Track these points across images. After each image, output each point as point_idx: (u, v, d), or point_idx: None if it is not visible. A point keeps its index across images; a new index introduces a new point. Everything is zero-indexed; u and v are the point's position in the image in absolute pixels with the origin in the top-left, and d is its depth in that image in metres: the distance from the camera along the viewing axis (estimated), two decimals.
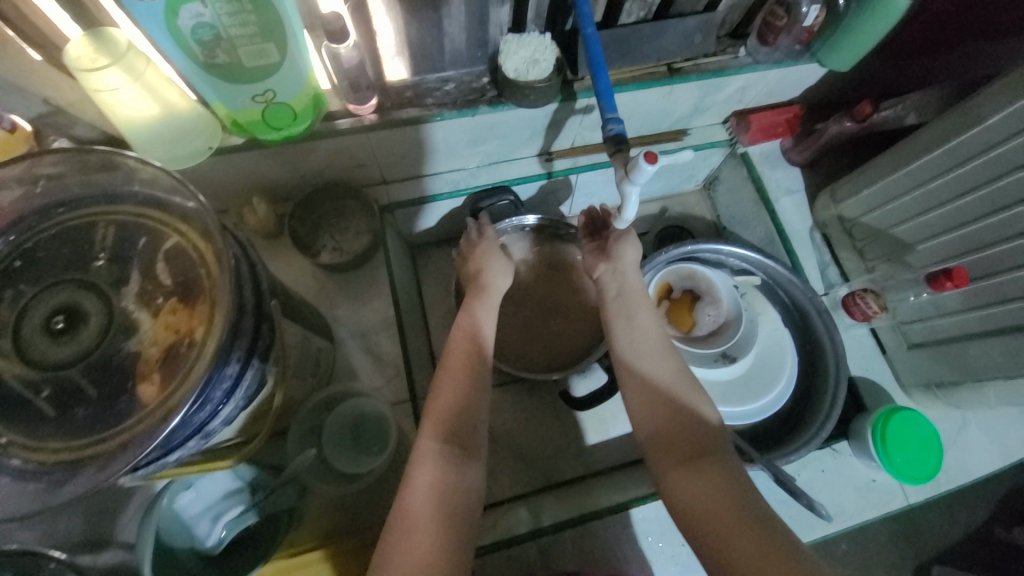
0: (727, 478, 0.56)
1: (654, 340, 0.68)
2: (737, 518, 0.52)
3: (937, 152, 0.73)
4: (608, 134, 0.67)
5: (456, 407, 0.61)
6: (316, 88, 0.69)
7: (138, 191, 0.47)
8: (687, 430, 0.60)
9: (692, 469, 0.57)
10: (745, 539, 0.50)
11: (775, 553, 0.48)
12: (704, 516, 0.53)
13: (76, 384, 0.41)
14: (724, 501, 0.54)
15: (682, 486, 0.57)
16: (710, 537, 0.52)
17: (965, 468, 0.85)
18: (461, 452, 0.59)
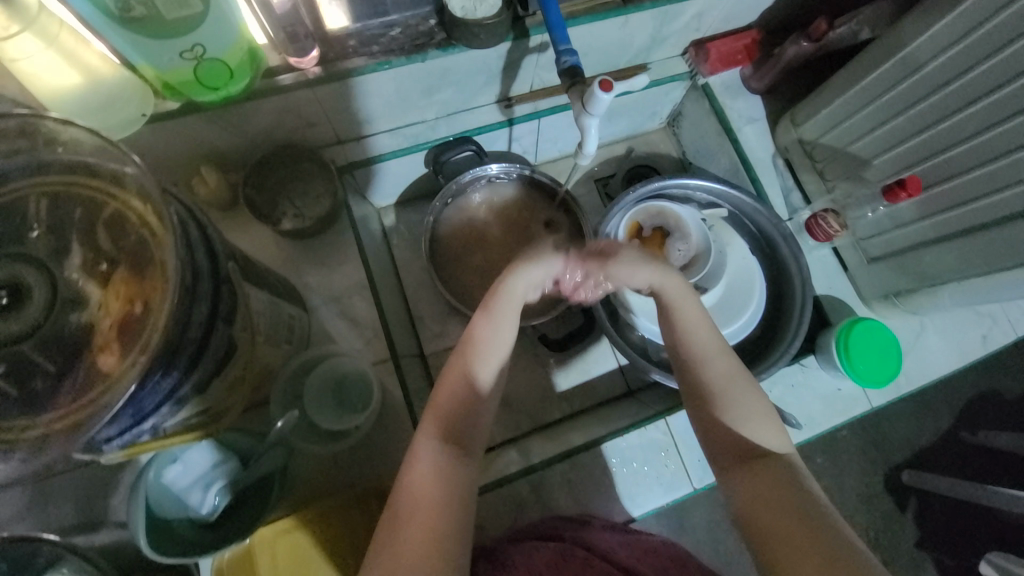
0: (793, 491, 0.53)
1: (708, 345, 0.63)
2: (803, 529, 0.50)
3: (889, 63, 0.74)
4: (563, 67, 0.66)
5: (452, 410, 0.59)
6: (250, 40, 0.65)
7: (64, 157, 0.44)
8: (740, 437, 0.58)
9: (759, 481, 0.55)
10: (805, 551, 0.49)
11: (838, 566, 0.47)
12: (768, 529, 0.51)
13: (30, 359, 0.40)
14: (791, 512, 0.51)
15: (744, 495, 0.55)
16: (773, 552, 0.50)
17: (924, 370, 0.91)
18: (459, 450, 0.58)
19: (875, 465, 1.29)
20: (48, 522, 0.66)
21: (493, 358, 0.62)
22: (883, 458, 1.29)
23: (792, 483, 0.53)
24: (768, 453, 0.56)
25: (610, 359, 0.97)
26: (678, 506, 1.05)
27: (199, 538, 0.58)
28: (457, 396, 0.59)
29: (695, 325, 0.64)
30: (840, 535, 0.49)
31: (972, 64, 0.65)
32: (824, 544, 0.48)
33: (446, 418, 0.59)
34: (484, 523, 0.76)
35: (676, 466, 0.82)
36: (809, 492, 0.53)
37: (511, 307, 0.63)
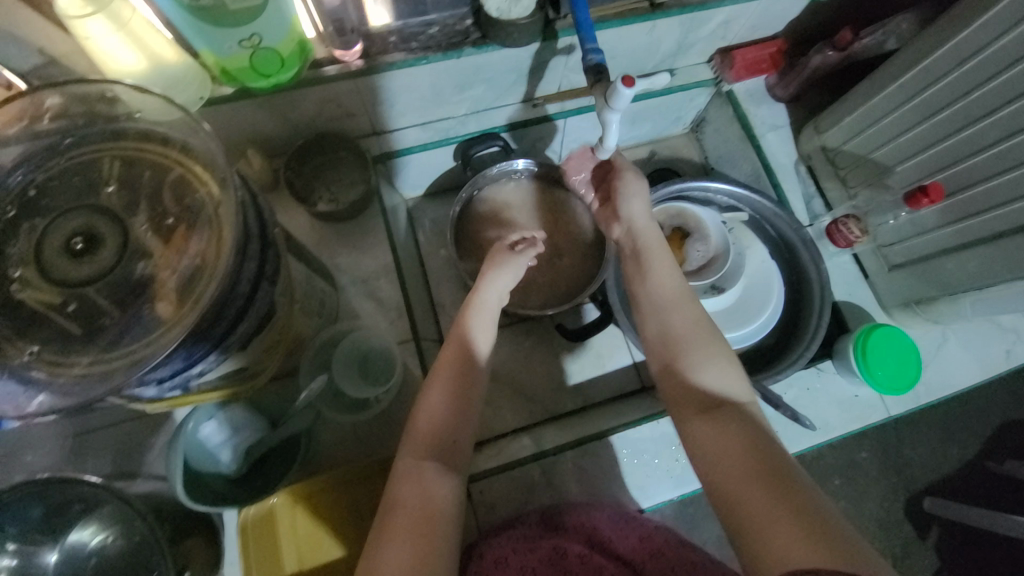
0: (744, 428, 0.55)
1: (673, 295, 0.67)
2: (758, 471, 0.51)
3: (912, 71, 0.76)
4: (589, 64, 0.70)
5: (435, 426, 0.60)
6: (301, 33, 0.70)
7: (140, 124, 0.50)
8: (702, 386, 0.60)
9: (711, 420, 0.57)
10: (757, 490, 0.50)
11: (790, 506, 0.48)
12: (722, 465, 0.53)
13: (100, 299, 0.44)
14: (747, 457, 0.53)
15: (701, 435, 0.57)
16: (723, 485, 0.52)
17: (944, 382, 0.90)
18: (444, 467, 0.58)
19: (895, 488, 1.26)
20: (90, 470, 0.70)
21: (484, 331, 0.67)
22: (903, 482, 1.26)
23: (742, 424, 0.56)
24: (722, 397, 0.59)
25: (625, 355, 0.99)
26: (687, 510, 1.05)
27: (232, 493, 0.64)
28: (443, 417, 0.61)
29: (662, 278, 0.69)
30: (786, 467, 0.52)
31: (997, 72, 0.66)
32: (769, 474, 0.51)
33: (431, 440, 0.59)
34: (493, 503, 0.78)
35: (687, 461, 0.82)
36: (759, 430, 0.55)
37: (488, 312, 0.69)
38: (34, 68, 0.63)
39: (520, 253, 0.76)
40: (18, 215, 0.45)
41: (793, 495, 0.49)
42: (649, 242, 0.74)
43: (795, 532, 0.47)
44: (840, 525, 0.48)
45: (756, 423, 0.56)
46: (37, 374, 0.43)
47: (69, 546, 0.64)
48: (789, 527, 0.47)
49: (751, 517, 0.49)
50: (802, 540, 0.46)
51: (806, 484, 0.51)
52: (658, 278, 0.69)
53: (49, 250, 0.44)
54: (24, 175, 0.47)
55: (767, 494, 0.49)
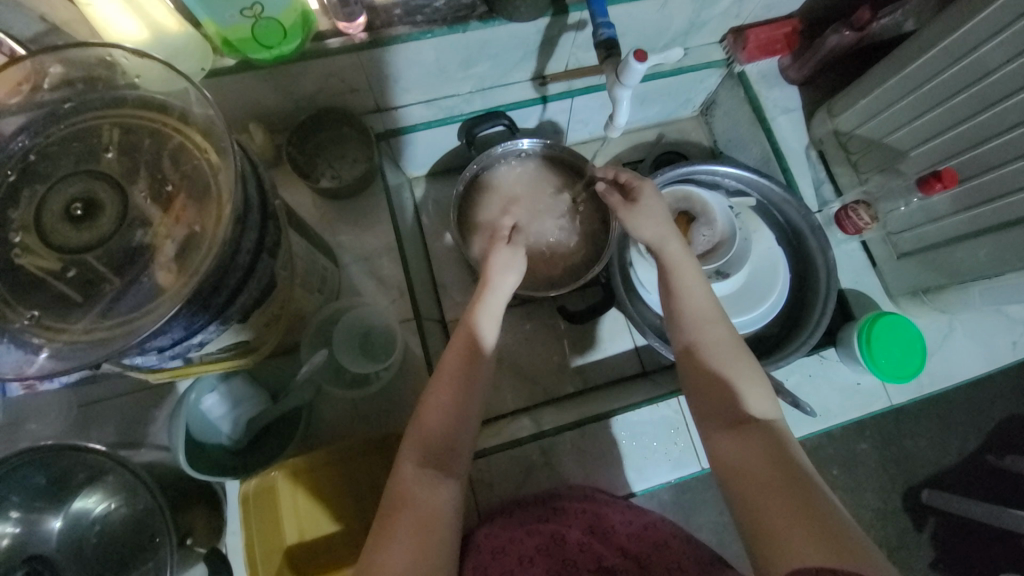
0: (774, 448, 0.54)
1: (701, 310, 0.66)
2: (787, 490, 0.50)
3: (932, 52, 0.73)
4: (600, 39, 0.68)
5: (436, 433, 0.59)
6: (304, 3, 0.69)
7: (140, 92, 0.50)
8: (729, 402, 0.58)
9: (740, 436, 0.56)
10: (786, 509, 0.49)
11: (820, 528, 0.47)
12: (750, 482, 0.52)
13: (99, 265, 0.44)
14: (776, 476, 0.51)
15: (728, 450, 0.55)
16: (751, 501, 0.51)
17: (948, 372, 0.89)
18: (443, 472, 0.58)
19: (894, 480, 1.26)
20: (95, 440, 0.71)
21: (491, 317, 0.67)
22: (903, 473, 1.27)
23: (771, 439, 0.55)
24: (752, 413, 0.58)
25: (627, 340, 0.98)
26: (685, 495, 1.06)
27: (228, 462, 0.65)
28: (442, 424, 0.60)
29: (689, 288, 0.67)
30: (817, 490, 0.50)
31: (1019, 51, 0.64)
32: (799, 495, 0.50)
33: (432, 446, 0.59)
34: (492, 481, 0.79)
35: (685, 444, 0.83)
36: (789, 450, 0.54)
37: (500, 298, 0.70)
38: (37, 36, 0.63)
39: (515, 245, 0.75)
40: (17, 181, 0.45)
41: (825, 519, 0.48)
42: (674, 255, 0.70)
43: (825, 557, 0.45)
44: (870, 552, 0.46)
45: (786, 443, 0.55)
46: (37, 339, 0.43)
47: (73, 514, 0.66)
48: (820, 552, 0.45)
49: (781, 537, 0.48)
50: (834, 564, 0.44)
51: (835, 506, 0.49)
52: (685, 293, 0.67)
53: (48, 216, 0.44)
54: (24, 140, 0.47)
55: (797, 516, 0.48)
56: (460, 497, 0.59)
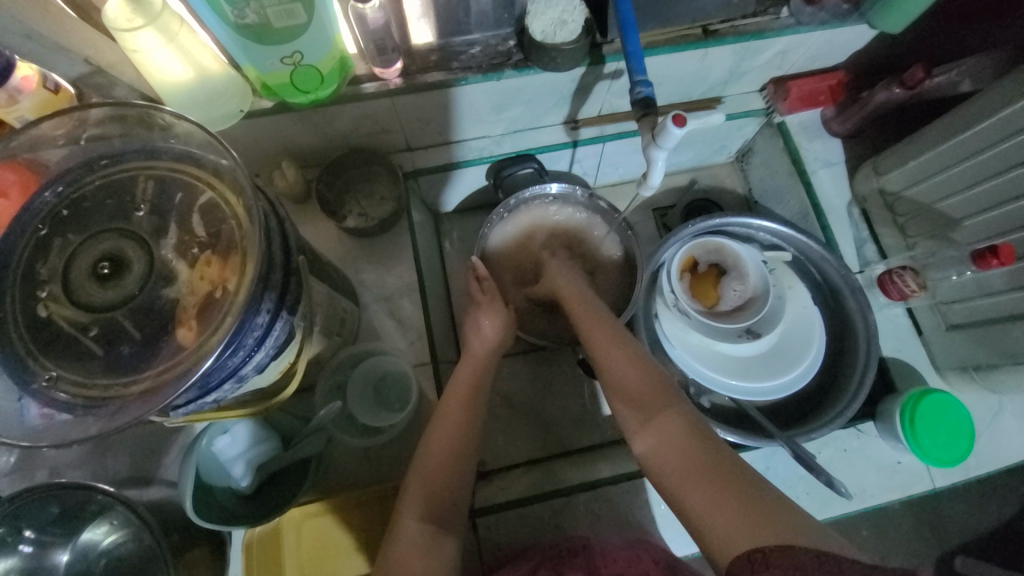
0: (687, 429, 0.56)
1: (603, 325, 0.72)
2: (702, 474, 0.52)
3: (990, 120, 0.69)
4: (636, 97, 0.66)
5: (432, 486, 0.62)
6: (342, 50, 0.69)
7: (175, 146, 0.50)
8: (639, 394, 0.61)
9: (656, 426, 0.58)
10: (708, 496, 0.50)
11: (748, 503, 0.48)
12: (674, 467, 0.54)
13: (122, 325, 0.44)
14: (691, 463, 0.53)
15: (650, 446, 0.57)
16: (676, 486, 0.53)
17: (999, 455, 0.82)
18: (439, 529, 0.60)
19: (929, 547, 1.18)
20: (108, 471, 0.72)
21: (496, 320, 0.78)
22: (937, 543, 1.19)
23: (685, 418, 0.58)
24: (659, 401, 0.60)
25: None
26: None
27: (240, 510, 0.62)
28: (434, 483, 0.63)
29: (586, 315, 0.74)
30: (731, 459, 0.53)
31: None
32: (719, 468, 0.52)
33: (429, 499, 0.61)
34: (499, 541, 0.76)
35: None
36: (702, 426, 0.57)
37: (495, 297, 0.81)
38: (81, 76, 0.65)
39: (492, 294, 0.81)
40: (50, 233, 0.46)
41: (742, 490, 0.50)
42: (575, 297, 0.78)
43: (751, 522, 0.47)
44: (784, 502, 0.49)
45: (692, 422, 0.57)
46: (56, 396, 0.43)
47: (81, 545, 0.66)
48: (741, 518, 0.47)
49: (707, 512, 0.49)
50: (754, 525, 0.46)
51: (747, 469, 0.52)
52: (587, 317, 0.74)
53: (77, 273, 0.44)
54: (61, 193, 0.48)
55: (719, 488, 0.50)
56: (457, 557, 0.60)
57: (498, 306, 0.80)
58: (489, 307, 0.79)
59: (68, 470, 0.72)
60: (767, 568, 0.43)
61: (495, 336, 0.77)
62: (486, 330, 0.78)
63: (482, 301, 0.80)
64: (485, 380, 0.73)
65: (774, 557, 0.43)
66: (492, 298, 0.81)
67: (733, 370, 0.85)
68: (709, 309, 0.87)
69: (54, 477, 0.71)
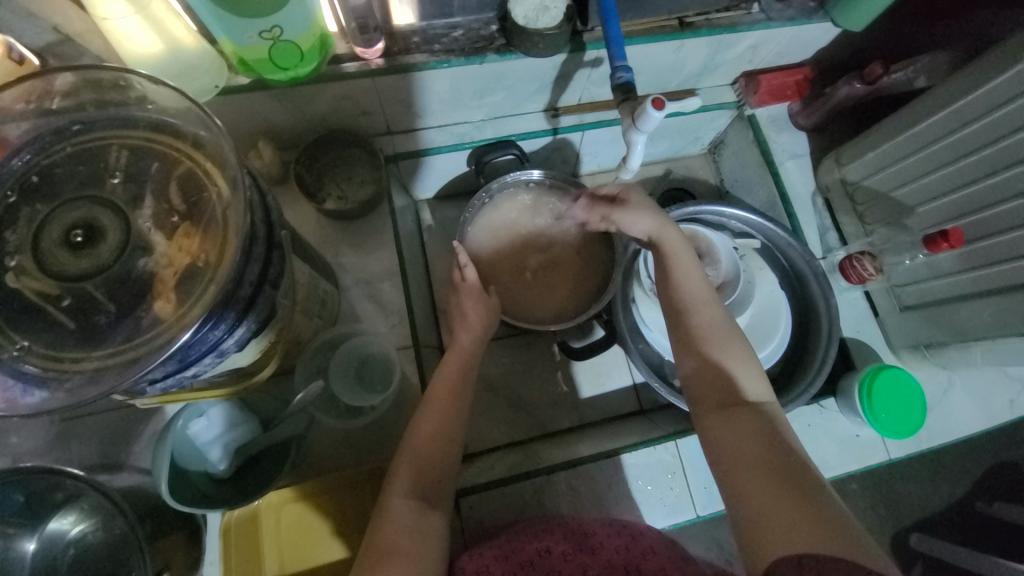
0: (765, 429, 0.57)
1: (696, 292, 0.69)
2: (777, 476, 0.53)
3: (943, 113, 0.74)
4: (617, 83, 0.68)
5: (421, 462, 0.63)
6: (323, 27, 0.68)
7: (153, 115, 0.49)
8: (727, 385, 0.62)
9: (726, 418, 0.60)
10: (777, 495, 0.51)
11: (815, 516, 0.49)
12: (738, 463, 0.55)
13: (94, 295, 0.43)
14: (766, 459, 0.54)
15: (723, 432, 0.59)
16: (743, 473, 0.54)
17: (947, 428, 0.88)
18: (427, 504, 0.60)
19: (883, 523, 1.26)
20: (73, 458, 0.69)
21: (476, 303, 0.79)
22: (892, 519, 1.27)
23: (761, 424, 0.58)
24: (745, 398, 0.61)
25: (625, 375, 0.98)
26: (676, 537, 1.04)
27: (217, 494, 0.62)
28: (423, 460, 0.63)
29: (687, 275, 0.69)
30: (808, 475, 0.53)
31: None
32: (786, 479, 0.52)
33: (417, 475, 0.62)
34: (481, 518, 0.75)
35: (681, 490, 0.81)
36: (779, 435, 0.57)
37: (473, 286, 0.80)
38: (47, 45, 0.62)
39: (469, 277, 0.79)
40: (18, 200, 0.44)
41: (813, 505, 0.50)
42: (673, 243, 0.71)
43: (817, 536, 0.47)
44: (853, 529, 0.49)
45: (774, 427, 0.58)
46: (26, 369, 0.42)
47: (47, 535, 0.63)
48: (798, 524, 0.48)
49: (765, 513, 0.51)
50: (811, 533, 0.48)
51: (820, 485, 0.53)
52: (683, 277, 0.69)
53: (46, 241, 0.43)
54: (28, 160, 0.46)
55: (785, 497, 0.51)
56: (447, 533, 0.61)
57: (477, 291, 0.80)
58: (468, 293, 0.79)
59: (31, 458, 0.68)
60: None
61: (479, 323, 0.78)
62: (470, 316, 0.78)
63: (463, 287, 0.80)
64: (471, 365, 0.74)
65: (826, 567, 0.45)
66: (465, 277, 0.79)
67: None
68: None
69: (17, 465, 0.67)
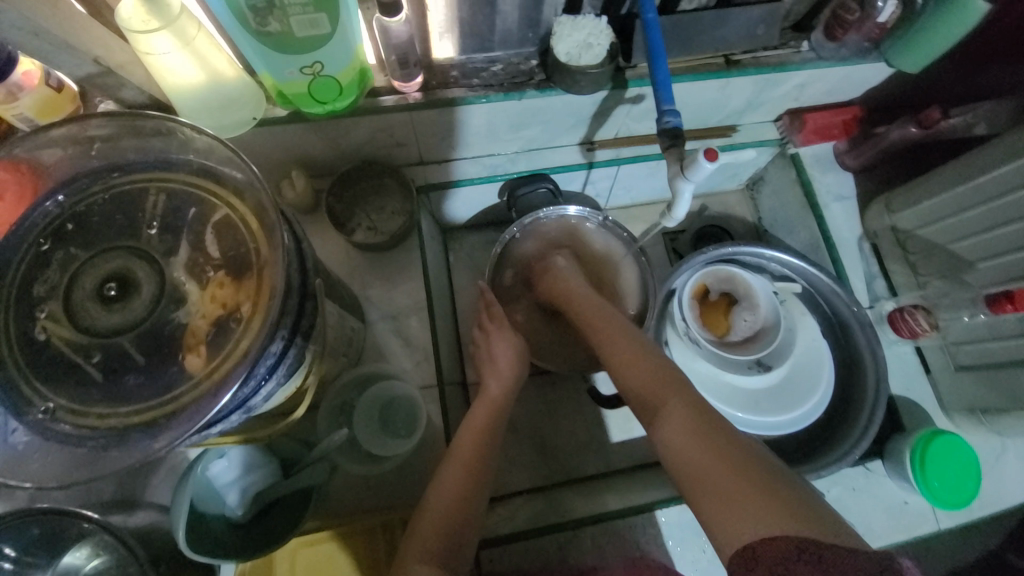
0: (698, 413, 0.55)
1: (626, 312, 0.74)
2: (718, 457, 0.50)
3: (1008, 166, 0.69)
4: (664, 126, 0.64)
5: (447, 516, 0.61)
6: (362, 61, 0.67)
7: (192, 159, 0.47)
8: (658, 385, 0.60)
9: (665, 417, 0.57)
10: (722, 479, 0.48)
11: (761, 487, 0.46)
12: (684, 461, 0.52)
13: (124, 350, 0.41)
14: (704, 445, 0.52)
15: (664, 434, 0.56)
16: (689, 469, 0.51)
17: (1003, 497, 0.82)
18: (446, 570, 0.57)
19: None
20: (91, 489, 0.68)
21: (505, 340, 0.78)
22: None
23: (695, 410, 0.55)
24: (678, 390, 0.59)
25: None
26: None
27: (230, 539, 0.57)
28: (445, 516, 0.61)
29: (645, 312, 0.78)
30: (748, 449, 0.50)
31: None
32: (726, 457, 0.50)
33: (439, 535, 0.59)
34: (503, 574, 0.72)
35: (715, 554, 0.77)
36: (717, 416, 0.55)
37: (503, 321, 0.80)
38: (88, 75, 0.62)
39: (499, 319, 0.80)
40: (51, 247, 0.43)
41: (758, 478, 0.47)
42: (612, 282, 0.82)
43: (766, 510, 0.44)
44: (802, 494, 0.46)
45: (709, 409, 0.56)
46: (54, 426, 0.41)
47: (62, 570, 0.60)
48: (746, 504, 0.45)
49: (719, 504, 0.47)
50: (770, 510, 0.44)
51: (764, 457, 0.50)
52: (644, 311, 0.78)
53: (79, 294, 0.41)
54: (65, 204, 0.45)
55: (731, 478, 0.48)
56: None
57: (506, 331, 0.79)
58: (499, 328, 0.79)
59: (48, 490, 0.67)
60: (768, 556, 0.40)
61: (509, 371, 0.76)
62: (498, 357, 0.77)
63: (498, 319, 0.80)
64: (500, 418, 0.71)
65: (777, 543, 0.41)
66: (494, 309, 0.81)
67: (739, 405, 0.83)
68: (718, 338, 0.87)
69: (34, 497, 0.66)
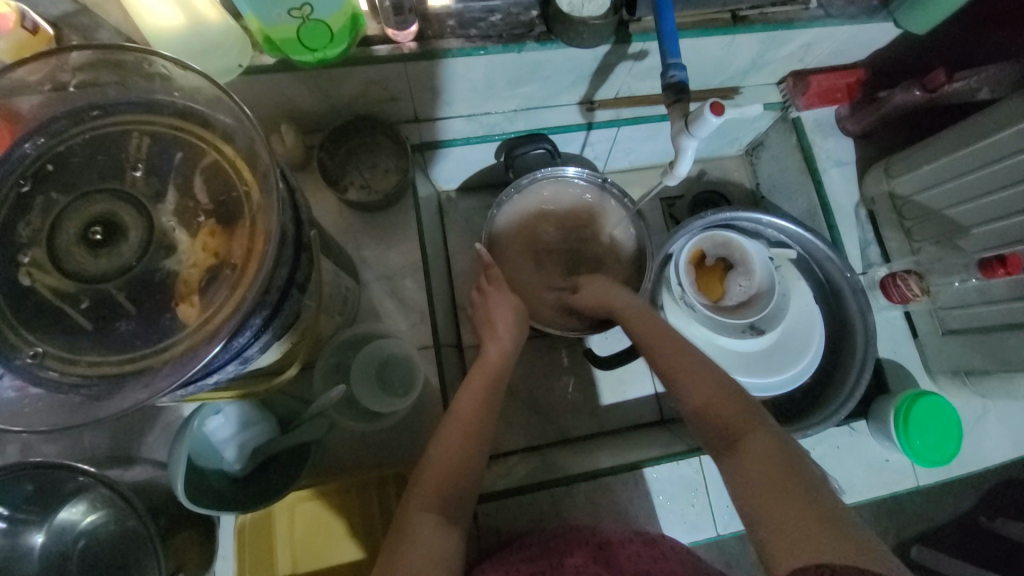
0: (776, 448, 0.54)
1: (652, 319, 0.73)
2: (794, 492, 0.49)
3: (1009, 130, 0.69)
4: (669, 81, 0.63)
5: (444, 472, 0.61)
6: (354, 6, 0.63)
7: (177, 101, 0.45)
8: (730, 412, 0.59)
9: (740, 448, 0.55)
10: (796, 513, 0.47)
11: (835, 525, 0.46)
12: (755, 489, 0.51)
13: (114, 297, 0.40)
14: (780, 479, 0.50)
15: (735, 464, 0.55)
16: (758, 497, 0.50)
17: (980, 456, 0.85)
18: (445, 520, 0.58)
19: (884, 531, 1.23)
20: (86, 446, 0.68)
21: (501, 301, 0.78)
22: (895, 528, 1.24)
23: (772, 445, 0.54)
24: (754, 421, 0.57)
25: (648, 385, 0.95)
26: None
27: (231, 496, 0.58)
28: (444, 471, 0.61)
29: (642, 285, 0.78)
30: (826, 489, 0.49)
31: None
32: (804, 495, 0.48)
33: (441, 487, 0.60)
34: (499, 525, 0.73)
35: (702, 508, 0.80)
36: (796, 453, 0.53)
37: (500, 282, 0.80)
38: (63, 14, 0.59)
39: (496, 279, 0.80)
40: (31, 190, 0.41)
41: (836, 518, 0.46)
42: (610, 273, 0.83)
43: (840, 545, 0.44)
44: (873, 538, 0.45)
45: (787, 445, 0.54)
46: (43, 373, 0.39)
47: (55, 527, 0.61)
48: (820, 539, 0.44)
49: (786, 533, 0.46)
50: (836, 546, 0.44)
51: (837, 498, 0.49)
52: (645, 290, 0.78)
53: (63, 239, 0.40)
54: (42, 144, 0.43)
55: (804, 515, 0.47)
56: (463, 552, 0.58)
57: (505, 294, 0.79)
58: (498, 290, 0.79)
59: (41, 446, 0.67)
60: None
61: (504, 330, 0.76)
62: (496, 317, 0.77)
63: (496, 280, 0.80)
64: (500, 378, 0.72)
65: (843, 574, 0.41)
66: (489, 269, 0.80)
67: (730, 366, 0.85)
68: (713, 303, 0.87)
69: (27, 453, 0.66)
